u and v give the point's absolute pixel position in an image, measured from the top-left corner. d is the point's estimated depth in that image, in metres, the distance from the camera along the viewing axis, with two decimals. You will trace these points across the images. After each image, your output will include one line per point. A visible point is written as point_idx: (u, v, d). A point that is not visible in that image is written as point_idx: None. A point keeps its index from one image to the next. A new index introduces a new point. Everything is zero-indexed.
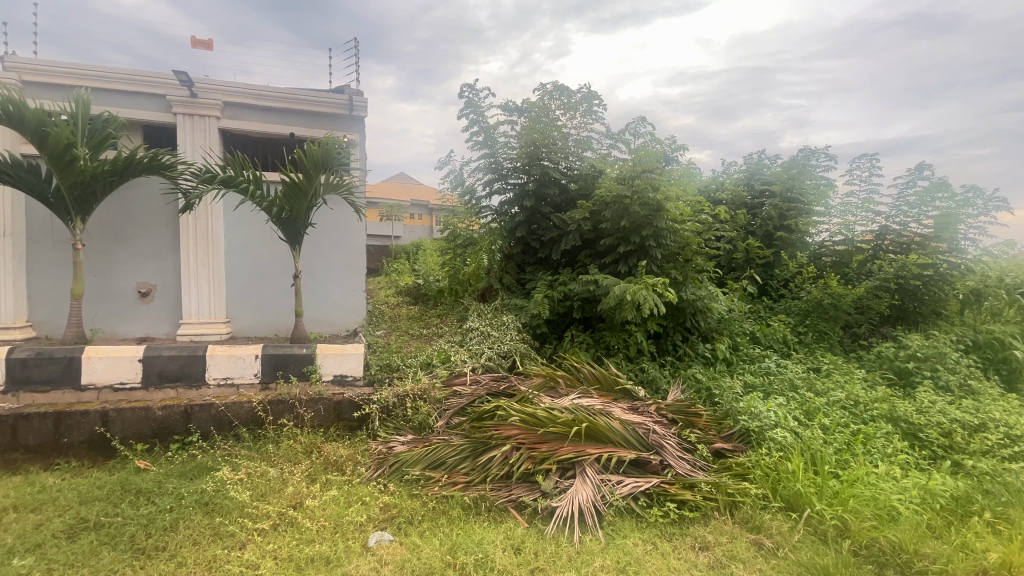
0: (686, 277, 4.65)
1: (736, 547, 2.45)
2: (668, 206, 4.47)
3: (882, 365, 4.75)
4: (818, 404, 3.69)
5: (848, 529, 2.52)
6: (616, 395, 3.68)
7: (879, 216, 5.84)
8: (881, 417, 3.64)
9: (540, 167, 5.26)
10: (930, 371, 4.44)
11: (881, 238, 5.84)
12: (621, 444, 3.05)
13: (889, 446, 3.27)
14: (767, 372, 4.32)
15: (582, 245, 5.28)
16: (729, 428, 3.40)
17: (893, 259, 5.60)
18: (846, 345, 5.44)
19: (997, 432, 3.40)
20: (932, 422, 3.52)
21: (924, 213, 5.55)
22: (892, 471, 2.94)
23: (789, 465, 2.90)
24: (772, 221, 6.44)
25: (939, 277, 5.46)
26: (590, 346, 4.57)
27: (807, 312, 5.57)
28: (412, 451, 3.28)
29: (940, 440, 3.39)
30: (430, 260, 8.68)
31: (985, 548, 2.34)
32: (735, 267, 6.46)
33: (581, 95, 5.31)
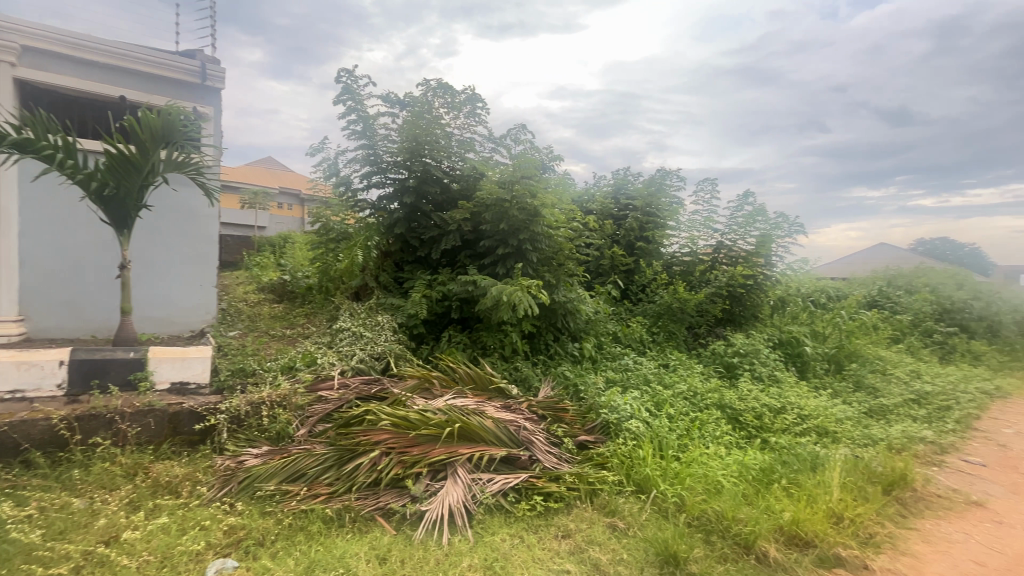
0: (558, 281, 4.97)
1: (593, 532, 2.65)
2: (543, 212, 4.69)
3: (714, 360, 5.55)
4: (665, 396, 4.17)
5: (684, 504, 2.88)
6: (490, 394, 3.75)
7: (715, 233, 6.83)
8: (713, 405, 4.25)
9: (422, 163, 5.17)
10: (748, 364, 5.31)
11: (717, 252, 6.83)
12: (493, 443, 3.10)
13: (717, 429, 3.84)
14: (625, 368, 4.76)
15: (462, 245, 5.31)
16: (591, 421, 3.66)
17: (725, 270, 6.59)
18: (690, 344, 6.24)
19: (792, 414, 4.22)
20: (749, 407, 4.22)
21: (748, 232, 6.62)
22: (719, 450, 3.46)
23: (640, 452, 3.24)
24: (634, 232, 7.18)
25: (757, 286, 6.57)
26: (466, 347, 4.60)
27: (659, 314, 6.30)
28: (266, 464, 2.96)
29: (754, 422, 4.07)
30: (299, 254, 7.98)
31: (781, 508, 2.85)
32: (603, 272, 7.03)
33: (465, 95, 5.32)
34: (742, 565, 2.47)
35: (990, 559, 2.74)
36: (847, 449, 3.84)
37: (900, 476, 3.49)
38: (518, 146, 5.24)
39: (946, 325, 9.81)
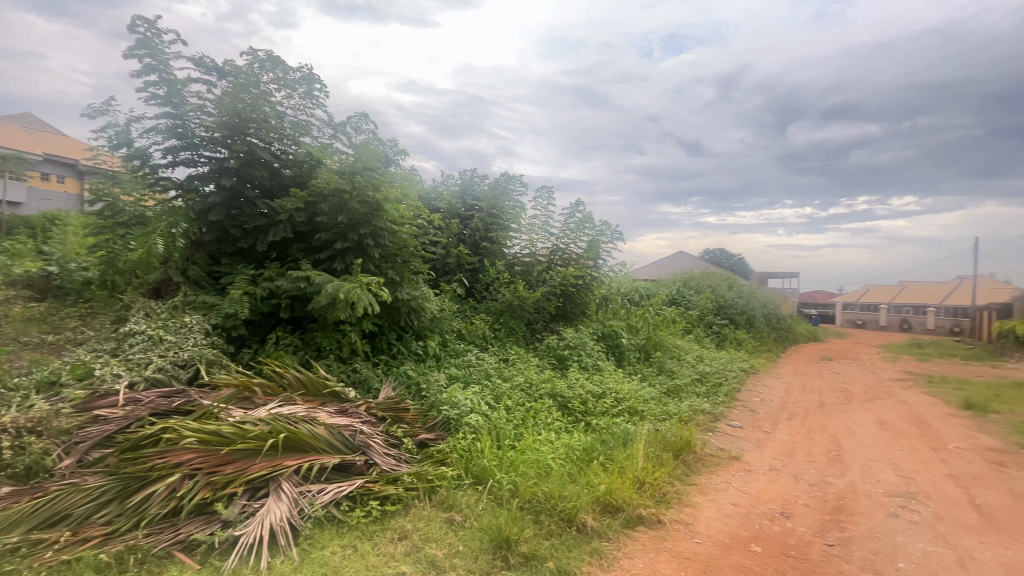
0: (402, 278, 4.85)
1: (430, 529, 2.65)
2: (387, 207, 4.51)
3: (548, 353, 6.04)
4: (504, 389, 4.39)
5: (518, 490, 3.06)
6: (324, 399, 3.48)
7: (552, 236, 7.45)
8: (546, 395, 4.62)
9: (245, 142, 4.54)
10: (576, 356, 5.92)
11: (553, 254, 7.45)
12: (324, 451, 2.89)
13: (549, 417, 4.19)
14: (468, 364, 4.88)
15: (295, 237, 4.83)
16: (432, 419, 3.66)
17: (559, 271, 7.24)
18: (528, 338, 6.66)
19: (610, 398, 4.83)
20: (576, 394, 4.70)
21: (578, 237, 7.37)
22: (549, 436, 3.78)
23: (478, 445, 3.36)
24: (479, 232, 7.41)
25: (586, 286, 7.35)
26: (298, 349, 4.20)
27: (500, 312, 6.61)
28: (7, 509, 2.31)
29: (580, 407, 4.55)
30: (71, 240, 6.34)
31: (598, 482, 3.24)
32: (448, 271, 7.09)
33: (299, 74, 4.84)
34: (565, 538, 2.73)
35: (742, 500, 3.52)
36: (650, 424, 4.54)
37: (687, 443, 4.26)
38: (360, 135, 4.97)
39: (721, 318, 12.30)
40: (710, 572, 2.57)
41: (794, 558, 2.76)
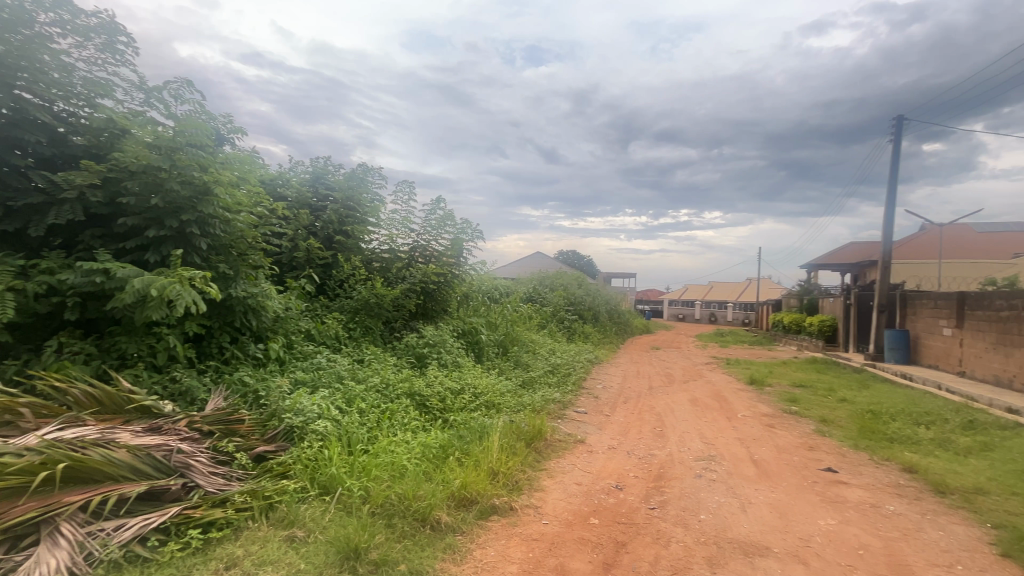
0: (237, 272, 4.27)
1: (266, 551, 2.38)
2: (218, 190, 3.91)
3: (407, 351, 5.89)
4: (357, 391, 4.15)
5: (369, 496, 2.93)
6: (127, 417, 2.89)
7: (412, 232, 7.29)
8: (404, 394, 4.51)
9: (9, 95, 3.54)
10: (436, 353, 5.90)
11: (413, 251, 7.30)
12: (126, 478, 2.40)
13: (406, 417, 4.10)
14: (317, 367, 4.51)
15: (87, 220, 3.92)
16: (272, 429, 3.29)
17: (420, 267, 7.13)
18: (386, 337, 6.42)
19: (468, 394, 4.93)
20: (434, 392, 4.68)
21: (439, 234, 7.35)
22: (405, 436, 3.70)
23: (326, 452, 3.13)
24: (333, 225, 6.89)
25: (447, 283, 7.36)
26: (93, 357, 3.42)
27: (356, 310, 6.24)
28: None
29: (438, 405, 4.54)
30: None
31: (453, 478, 3.27)
32: (296, 266, 6.46)
33: (95, 21, 3.94)
34: (418, 538, 2.69)
35: (584, 479, 3.88)
36: (506, 416, 4.73)
37: (538, 431, 4.54)
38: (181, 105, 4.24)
39: (572, 314, 13.39)
40: (554, 549, 2.77)
41: (624, 524, 3.12)
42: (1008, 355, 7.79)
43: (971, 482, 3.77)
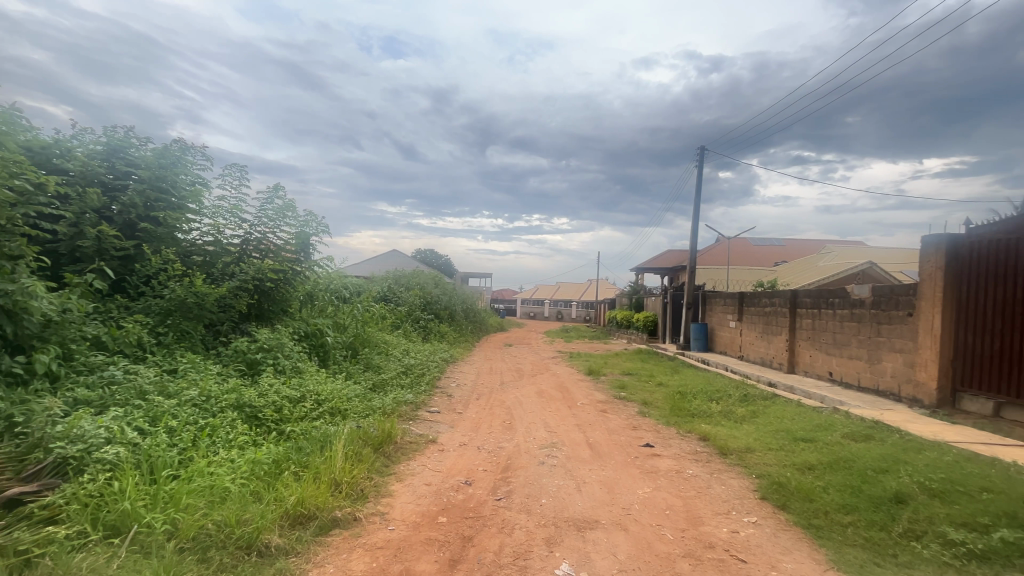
0: None
1: None
2: None
3: (235, 358, 5.16)
4: (165, 407, 3.49)
5: (178, 529, 2.48)
6: None
7: (244, 222, 6.43)
8: (230, 407, 3.95)
9: None
10: (272, 359, 5.30)
11: (245, 244, 6.44)
12: None
13: (231, 432, 3.59)
14: (109, 382, 3.68)
15: None
16: (35, 465, 2.58)
17: (253, 263, 6.33)
18: (208, 343, 5.55)
19: (309, 401, 4.54)
20: (268, 402, 4.19)
21: (278, 227, 6.62)
22: (229, 455, 3.24)
23: (117, 485, 2.57)
24: (136, 210, 5.64)
25: (287, 281, 6.65)
26: None
27: (167, 312, 5.27)
28: None
29: (273, 416, 4.08)
30: None
31: (288, 494, 2.97)
32: (80, 258, 5.19)
33: None
34: (241, 568, 2.38)
35: (434, 478, 3.86)
36: (352, 423, 4.47)
37: (388, 435, 4.39)
38: None
39: (428, 313, 13.25)
40: (400, 554, 2.70)
41: (472, 518, 3.19)
42: (770, 341, 9.98)
43: (744, 443, 4.72)
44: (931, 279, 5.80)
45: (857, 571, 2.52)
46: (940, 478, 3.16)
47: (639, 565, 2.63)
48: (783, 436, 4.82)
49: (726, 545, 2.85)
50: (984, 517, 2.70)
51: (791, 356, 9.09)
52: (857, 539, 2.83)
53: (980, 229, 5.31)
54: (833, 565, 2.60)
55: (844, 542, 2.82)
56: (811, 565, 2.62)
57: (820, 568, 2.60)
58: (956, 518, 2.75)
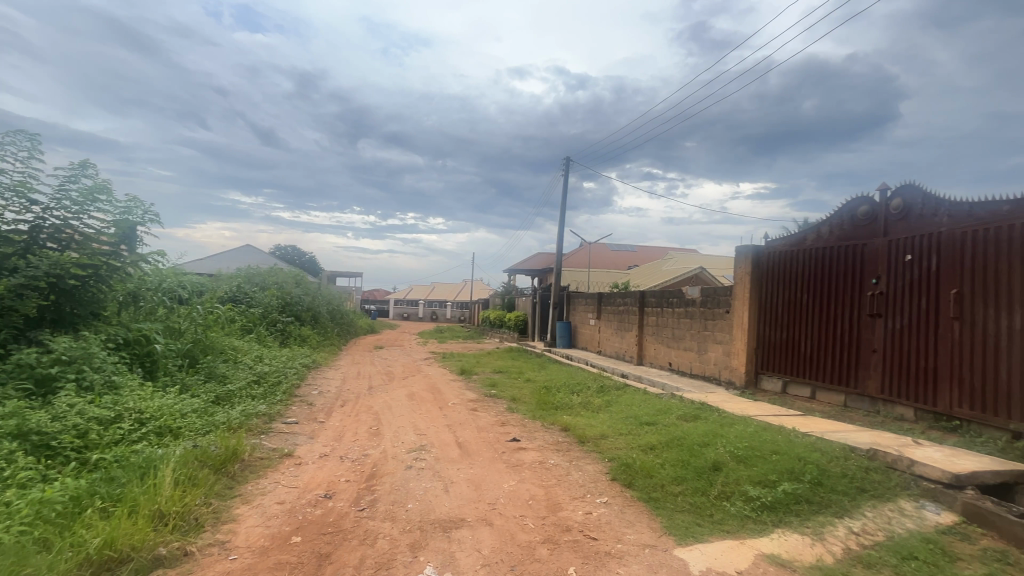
0: None
1: None
2: None
3: (18, 375, 4.11)
4: None
5: None
6: None
7: (34, 205, 5.15)
8: (6, 437, 3.13)
9: None
10: (75, 373, 4.34)
11: (35, 231, 5.07)
12: None
13: (7, 469, 2.85)
14: None
15: None
16: None
17: (48, 254, 5.01)
18: None
19: (127, 422, 3.82)
20: (67, 427, 3.42)
21: (85, 212, 5.44)
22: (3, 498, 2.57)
23: None
24: None
25: (99, 278, 5.49)
26: None
27: None
28: None
29: (74, 443, 3.34)
30: None
31: (91, 536, 2.46)
32: None
33: None
34: None
35: (288, 495, 3.53)
36: (187, 442, 3.87)
37: (232, 453, 3.90)
38: None
39: (287, 315, 12.07)
40: None
41: (330, 534, 2.98)
42: (623, 336, 11.13)
43: (599, 430, 5.18)
44: (742, 282, 7.01)
45: (684, 533, 2.93)
46: (745, 446, 3.82)
47: (502, 556, 2.71)
48: (631, 421, 5.40)
49: (580, 526, 3.09)
50: (773, 475, 3.33)
51: (639, 349, 10.25)
52: (685, 505, 3.28)
53: (774, 242, 6.56)
54: (666, 530, 2.99)
55: (675, 509, 3.26)
56: (648, 533, 2.97)
57: (656, 534, 2.96)
58: (755, 477, 3.35)
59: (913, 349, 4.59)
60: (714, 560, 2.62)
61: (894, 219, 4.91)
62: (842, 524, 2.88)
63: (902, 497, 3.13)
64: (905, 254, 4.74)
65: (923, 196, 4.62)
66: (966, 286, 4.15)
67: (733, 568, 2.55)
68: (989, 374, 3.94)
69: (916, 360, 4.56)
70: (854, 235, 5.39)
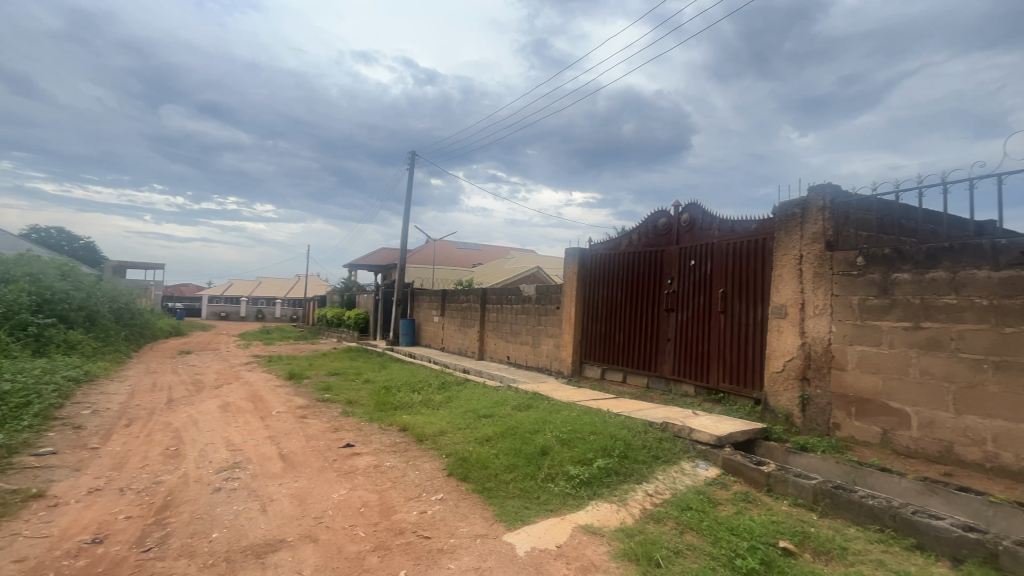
0: None
1: None
2: None
3: None
4: None
5: None
6: None
7: None
8: None
9: None
10: None
11: None
12: None
13: None
14: None
15: None
16: None
17: None
18: None
19: None
20: None
21: None
22: None
23: None
24: None
25: None
26: None
27: None
28: None
29: None
30: None
31: None
32: None
33: None
34: None
35: (33, 549, 2.73)
36: None
37: None
38: None
39: (44, 316, 9.39)
40: None
41: None
42: (465, 333, 11.36)
43: (438, 427, 5.18)
44: (570, 281, 7.74)
45: (513, 517, 3.09)
46: (568, 430, 4.22)
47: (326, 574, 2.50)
48: (469, 415, 5.52)
49: (414, 527, 3.04)
50: (590, 453, 3.74)
51: (480, 345, 10.58)
52: (515, 491, 3.48)
53: (596, 246, 7.40)
54: (497, 518, 3.12)
55: (507, 496, 3.43)
56: (481, 524, 3.06)
57: (488, 523, 3.07)
58: (575, 457, 3.72)
59: (694, 337, 5.62)
60: (538, 539, 2.82)
61: (683, 231, 5.94)
62: (640, 488, 3.38)
63: (683, 460, 3.81)
64: (690, 259, 5.77)
65: (703, 213, 5.68)
66: (729, 286, 5.23)
67: (553, 543, 2.77)
68: (742, 355, 5.03)
69: (696, 346, 5.59)
70: (655, 242, 6.37)
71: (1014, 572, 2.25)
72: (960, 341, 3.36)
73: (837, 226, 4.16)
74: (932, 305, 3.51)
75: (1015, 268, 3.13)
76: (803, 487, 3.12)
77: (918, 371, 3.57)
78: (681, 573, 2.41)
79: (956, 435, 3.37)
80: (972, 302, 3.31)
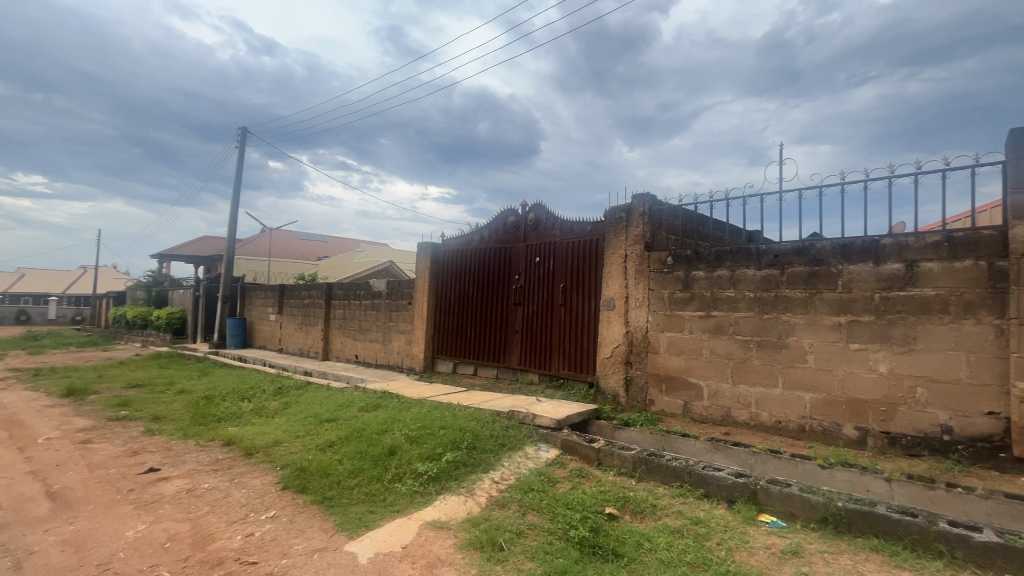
0: None
1: None
2: None
3: None
4: None
5: None
6: None
7: None
8: None
9: None
10: None
11: None
12: None
13: None
14: None
15: None
16: None
17: None
18: None
19: None
20: None
21: None
22: None
23: None
24: None
25: None
26: None
27: None
28: None
29: None
30: None
31: None
32: None
33: None
34: None
35: None
36: None
37: None
38: None
39: None
40: None
41: None
42: (307, 332, 10.41)
43: (271, 437, 4.64)
44: (423, 276, 7.63)
45: (356, 525, 2.92)
46: (417, 426, 4.15)
47: None
48: (309, 421, 5.06)
49: (237, 554, 2.67)
50: (439, 448, 3.73)
51: (325, 344, 9.80)
52: (359, 496, 3.30)
53: (449, 241, 7.43)
54: (338, 528, 2.91)
55: (350, 503, 3.23)
56: (319, 537, 2.83)
57: (327, 536, 2.85)
58: (424, 454, 3.68)
59: (539, 329, 6.02)
60: (382, 543, 2.72)
61: (529, 229, 6.30)
62: (487, 477, 3.49)
63: (527, 445, 4.05)
64: (535, 256, 6.14)
65: (547, 214, 6.09)
66: (568, 282, 5.70)
67: (399, 545, 2.70)
68: (578, 344, 5.54)
69: (540, 337, 5.99)
70: (504, 240, 6.63)
71: (767, 505, 2.89)
72: (736, 325, 4.20)
73: (653, 230, 4.85)
74: (718, 297, 4.31)
75: (770, 267, 4.01)
76: (625, 457, 3.56)
77: (709, 351, 4.36)
78: (522, 552, 2.55)
79: (732, 402, 4.20)
80: (744, 294, 4.15)
